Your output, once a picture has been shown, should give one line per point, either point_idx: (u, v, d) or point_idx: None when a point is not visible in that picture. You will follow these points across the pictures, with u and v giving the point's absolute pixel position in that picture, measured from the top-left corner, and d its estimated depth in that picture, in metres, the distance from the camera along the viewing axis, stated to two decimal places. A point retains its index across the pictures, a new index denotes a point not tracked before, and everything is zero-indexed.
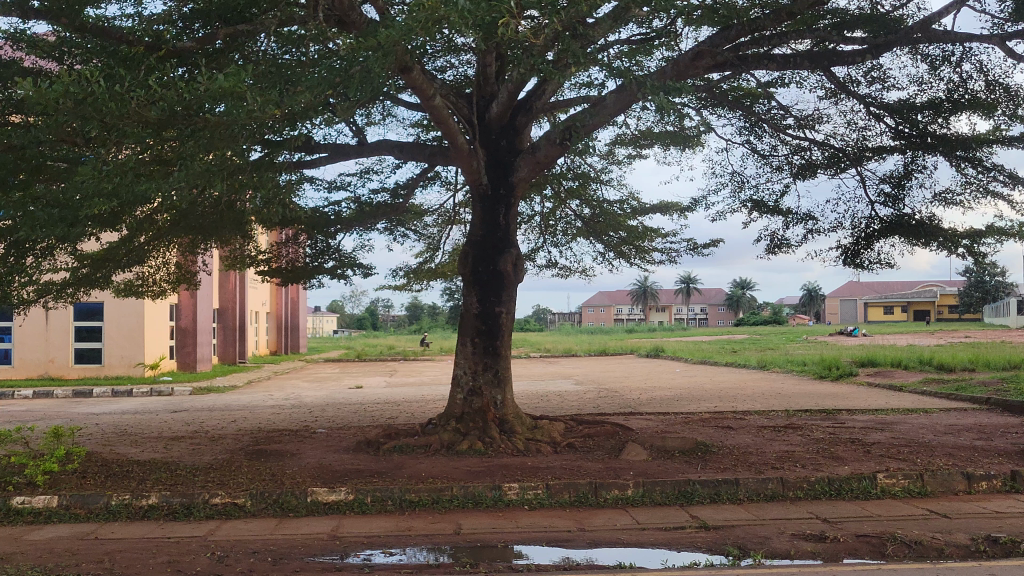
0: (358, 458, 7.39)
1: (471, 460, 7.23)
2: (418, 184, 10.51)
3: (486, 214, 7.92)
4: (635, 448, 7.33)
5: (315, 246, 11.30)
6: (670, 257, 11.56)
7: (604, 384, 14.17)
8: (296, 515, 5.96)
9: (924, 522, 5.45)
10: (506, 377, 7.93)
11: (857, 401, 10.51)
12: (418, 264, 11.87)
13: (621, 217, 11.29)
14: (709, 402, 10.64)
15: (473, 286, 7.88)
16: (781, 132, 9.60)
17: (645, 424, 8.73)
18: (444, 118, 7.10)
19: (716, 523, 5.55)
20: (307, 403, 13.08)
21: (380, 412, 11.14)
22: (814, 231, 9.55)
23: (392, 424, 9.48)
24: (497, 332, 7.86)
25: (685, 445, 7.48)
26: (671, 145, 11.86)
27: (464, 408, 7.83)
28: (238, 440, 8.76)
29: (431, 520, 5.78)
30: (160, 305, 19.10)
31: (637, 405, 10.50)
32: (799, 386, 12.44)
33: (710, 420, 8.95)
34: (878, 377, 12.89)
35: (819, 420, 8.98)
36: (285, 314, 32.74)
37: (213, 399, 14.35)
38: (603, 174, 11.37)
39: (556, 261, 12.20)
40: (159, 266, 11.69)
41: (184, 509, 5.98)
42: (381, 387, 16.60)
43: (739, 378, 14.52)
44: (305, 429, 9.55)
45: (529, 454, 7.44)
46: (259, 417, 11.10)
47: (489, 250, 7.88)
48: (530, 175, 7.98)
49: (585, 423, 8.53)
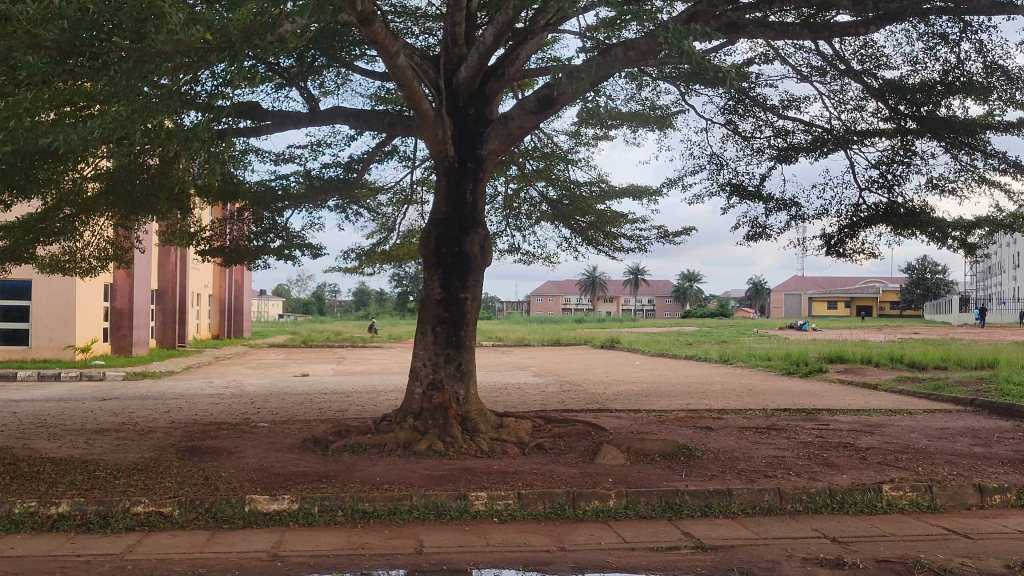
0: (305, 459, 6.62)
1: (430, 463, 6.50)
2: (372, 159, 9.72)
3: (450, 189, 7.17)
4: (613, 452, 6.67)
5: (260, 224, 10.39)
6: (639, 244, 10.91)
7: (565, 377, 13.52)
8: (231, 527, 5.17)
9: (946, 544, 4.85)
10: (469, 370, 7.23)
11: (836, 400, 9.97)
12: (371, 246, 11.07)
13: (589, 200, 10.60)
14: (680, 399, 10.02)
15: (435, 268, 7.12)
16: (765, 111, 8.99)
17: (618, 423, 8.07)
18: (407, 80, 6.27)
19: (713, 542, 4.89)
20: (248, 392, 12.20)
21: (329, 404, 10.34)
22: (797, 219, 8.95)
23: (342, 418, 8.70)
24: (461, 321, 7.13)
25: (666, 448, 6.83)
26: (643, 125, 11.25)
27: (423, 404, 7.11)
28: (171, 435, 7.92)
29: (388, 535, 5.04)
30: (93, 285, 18.00)
31: (605, 401, 9.85)
32: (770, 382, 11.88)
33: (686, 419, 8.32)
34: (849, 374, 12.39)
35: (802, 421, 8.39)
36: (229, 298, 31.54)
37: (146, 385, 13.39)
38: (571, 154, 10.69)
39: (519, 246, 11.48)
40: (86, 241, 10.75)
41: (101, 520, 5.17)
42: (328, 376, 15.74)
43: (705, 373, 13.95)
44: (246, 422, 8.73)
45: (495, 456, 6.73)
46: (195, 408, 10.23)
47: (454, 229, 7.12)
48: (500, 149, 7.28)
49: (554, 422, 7.84)
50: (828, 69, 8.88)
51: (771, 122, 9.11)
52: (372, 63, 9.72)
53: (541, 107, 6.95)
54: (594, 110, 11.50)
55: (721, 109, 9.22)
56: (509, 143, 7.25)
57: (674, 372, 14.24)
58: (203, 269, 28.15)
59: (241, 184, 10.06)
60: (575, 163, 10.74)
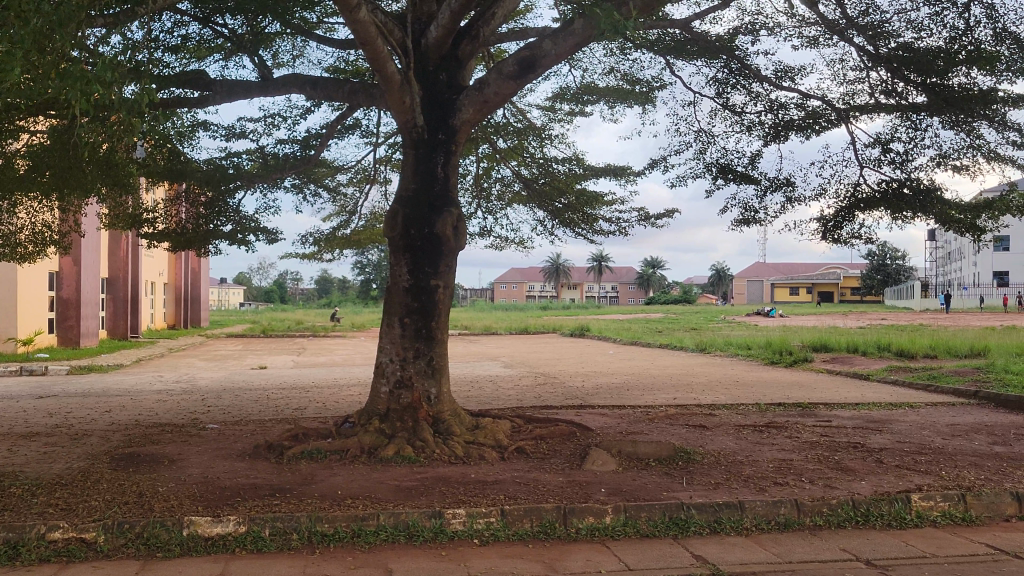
0: (256, 467, 5.85)
1: (398, 471, 5.77)
2: (331, 134, 8.94)
3: (419, 164, 6.40)
4: (602, 456, 5.98)
5: (211, 206, 9.46)
6: (618, 228, 10.21)
7: (537, 369, 12.81)
8: (167, 556, 4.38)
9: (997, 566, 4.19)
10: (441, 366, 6.50)
11: (830, 392, 9.35)
12: (331, 230, 10.28)
13: (566, 180, 9.87)
14: (665, 393, 9.35)
15: (403, 252, 6.35)
16: (757, 82, 8.30)
17: (603, 422, 7.36)
18: (371, 38, 5.45)
19: (731, 568, 4.20)
20: (199, 388, 11.35)
21: (286, 401, 9.53)
22: (792, 199, 8.33)
23: (299, 419, 7.91)
24: (432, 312, 6.39)
25: (662, 452, 6.14)
26: (621, 99, 10.57)
27: (390, 404, 6.39)
28: (107, 439, 7.08)
29: (351, 564, 4.29)
30: (37, 273, 16.95)
31: (585, 396, 9.14)
32: (754, 373, 11.24)
33: (677, 417, 7.64)
34: (837, 364, 11.79)
35: (800, 418, 7.75)
36: (185, 286, 30.38)
37: (88, 381, 12.47)
38: (546, 131, 9.98)
39: (491, 230, 10.78)
40: (21, 223, 9.83)
41: (9, 550, 4.36)
42: (287, 368, 14.88)
43: (684, 362, 13.29)
44: (192, 424, 7.90)
45: (472, 462, 6.01)
46: (140, 407, 9.36)
47: (423, 208, 6.35)
48: (475, 119, 6.52)
49: (534, 421, 7.12)
50: (825, 36, 8.21)
51: (762, 95, 8.45)
52: (331, 32, 8.94)
53: (521, 70, 6.21)
54: (569, 85, 10.78)
55: (710, 81, 8.53)
56: (485, 112, 6.51)
57: (652, 362, 13.60)
58: (156, 256, 27.04)
59: (189, 162, 9.22)
60: (550, 140, 10.02)
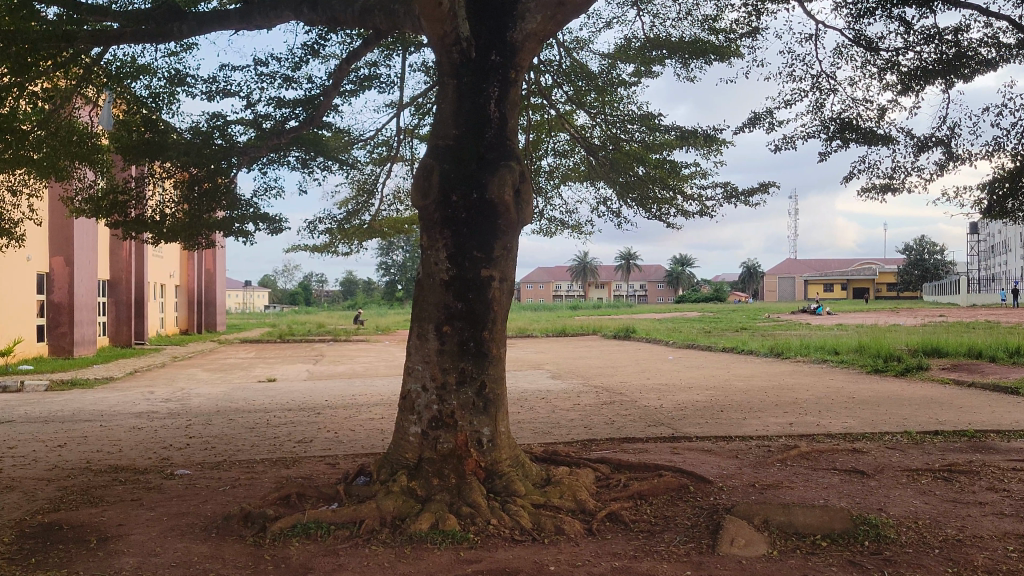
0: (221, 556, 3.83)
1: (437, 559, 3.75)
2: (339, 89, 6.97)
3: (462, 98, 4.40)
4: (746, 535, 3.94)
5: (196, 189, 7.26)
6: (702, 207, 8.14)
7: (593, 380, 10.76)
8: None
9: None
10: (497, 396, 4.48)
11: (989, 414, 7.21)
12: (344, 216, 8.29)
13: (640, 148, 7.80)
14: (772, 416, 7.26)
15: (441, 227, 4.36)
16: (907, 5, 6.22)
17: (718, 465, 5.30)
18: None
19: None
20: (188, 409, 9.39)
21: (290, 429, 7.54)
22: (956, 157, 6.28)
23: (299, 462, 5.89)
24: (485, 317, 4.37)
25: (830, 523, 4.08)
26: (703, 52, 8.54)
27: (423, 452, 4.41)
28: (30, 497, 5.08)
29: None
30: (23, 273, 15.10)
31: (672, 422, 7.08)
32: (868, 386, 9.13)
33: (815, 457, 5.57)
34: (966, 373, 9.66)
35: (984, 456, 5.64)
36: (199, 288, 28.55)
37: (62, 400, 10.53)
38: (612, 85, 7.94)
39: (542, 215, 8.78)
40: None
41: None
42: (300, 380, 12.87)
43: (767, 371, 11.16)
44: (159, 468, 5.93)
45: (547, 541, 4.00)
46: (104, 437, 7.39)
47: (471, 165, 4.35)
48: (543, 32, 4.51)
49: (624, 470, 5.07)
50: None
51: (909, 24, 6.36)
52: None
53: None
54: (634, 37, 8.71)
55: (841, 6, 6.42)
56: (558, 21, 4.44)
57: (729, 369, 11.51)
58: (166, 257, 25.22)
59: (168, 132, 7.20)
60: (618, 97, 7.95)
